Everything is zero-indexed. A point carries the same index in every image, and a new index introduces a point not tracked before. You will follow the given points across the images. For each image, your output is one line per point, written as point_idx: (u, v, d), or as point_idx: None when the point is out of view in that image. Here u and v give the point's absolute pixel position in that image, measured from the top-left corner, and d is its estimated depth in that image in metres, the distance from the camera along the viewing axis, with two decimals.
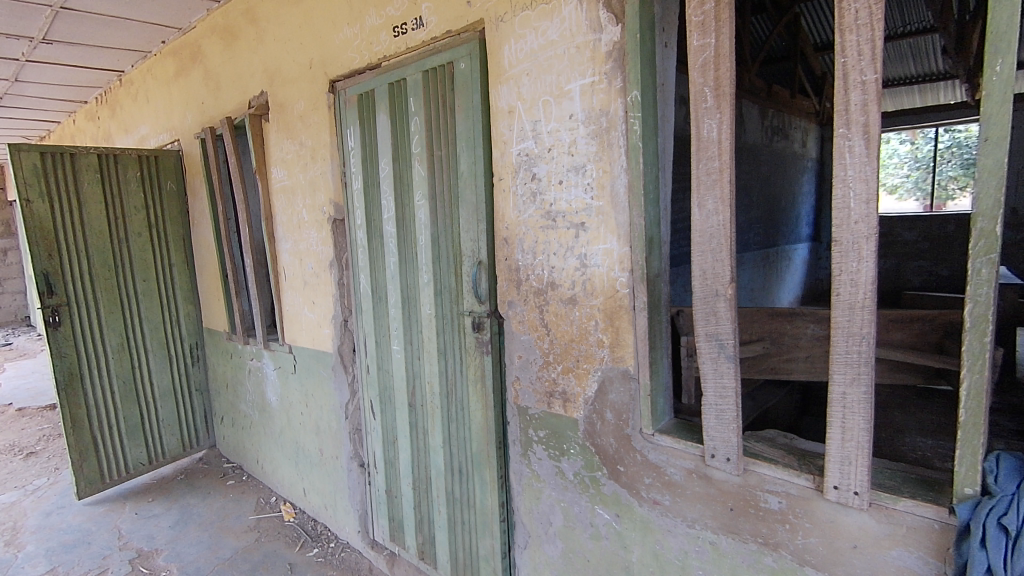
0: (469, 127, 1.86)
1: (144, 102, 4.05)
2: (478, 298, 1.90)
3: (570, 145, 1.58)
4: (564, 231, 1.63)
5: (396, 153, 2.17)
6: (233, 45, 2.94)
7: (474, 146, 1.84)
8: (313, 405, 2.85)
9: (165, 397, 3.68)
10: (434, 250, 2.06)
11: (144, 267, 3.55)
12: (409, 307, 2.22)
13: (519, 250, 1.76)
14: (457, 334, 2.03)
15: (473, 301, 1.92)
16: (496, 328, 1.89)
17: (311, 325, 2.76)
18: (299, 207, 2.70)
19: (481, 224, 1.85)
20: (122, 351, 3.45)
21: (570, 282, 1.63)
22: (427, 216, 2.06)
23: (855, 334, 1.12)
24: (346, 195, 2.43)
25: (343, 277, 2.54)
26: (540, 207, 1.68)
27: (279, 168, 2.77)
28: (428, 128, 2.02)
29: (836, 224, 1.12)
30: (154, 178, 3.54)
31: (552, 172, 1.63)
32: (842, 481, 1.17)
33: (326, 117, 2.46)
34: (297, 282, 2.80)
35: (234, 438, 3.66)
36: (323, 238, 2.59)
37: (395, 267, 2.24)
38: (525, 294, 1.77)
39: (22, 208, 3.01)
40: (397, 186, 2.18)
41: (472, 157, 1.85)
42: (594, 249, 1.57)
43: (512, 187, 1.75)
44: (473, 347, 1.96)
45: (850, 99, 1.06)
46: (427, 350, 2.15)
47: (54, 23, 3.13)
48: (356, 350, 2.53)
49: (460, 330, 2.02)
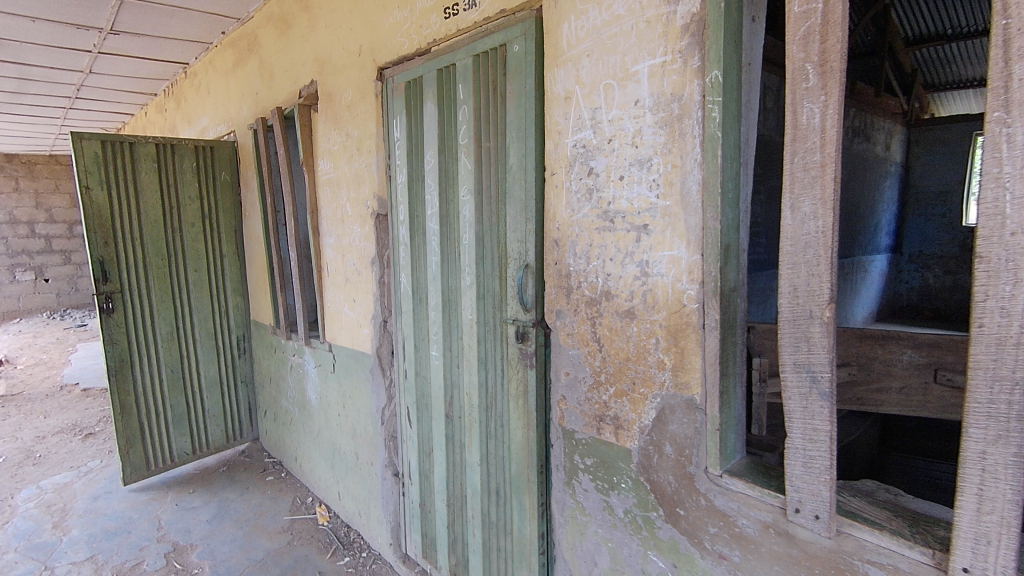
0: (521, 116, 1.68)
1: (205, 94, 4.10)
2: (523, 306, 1.72)
3: (636, 135, 1.37)
4: (621, 234, 1.42)
5: (442, 144, 2.01)
6: (287, 34, 2.88)
7: (525, 137, 1.67)
8: (351, 406, 2.75)
9: (211, 387, 3.69)
10: (478, 250, 1.90)
11: (196, 257, 3.56)
12: (450, 311, 2.06)
13: (571, 254, 1.56)
14: (500, 343, 1.86)
15: (518, 309, 1.75)
16: (540, 338, 1.70)
17: (351, 323, 2.65)
18: (343, 200, 2.60)
19: (530, 223, 1.67)
20: (171, 339, 3.48)
21: (629, 292, 1.42)
22: (472, 213, 1.90)
23: (1005, 377, 0.86)
24: (391, 189, 2.30)
25: (384, 275, 2.41)
26: (596, 207, 1.48)
27: (326, 159, 2.68)
28: (477, 117, 1.86)
29: (982, 236, 0.87)
30: (208, 169, 3.56)
31: (613, 167, 1.42)
32: (976, 564, 0.91)
33: (372, 107, 2.34)
34: (339, 278, 2.70)
35: (276, 433, 3.63)
36: (366, 234, 2.48)
37: (436, 267, 2.09)
38: (574, 304, 1.58)
39: (82, 195, 3.07)
40: (442, 179, 2.03)
41: (523, 149, 1.68)
42: (657, 256, 1.35)
43: (566, 183, 1.55)
44: (517, 359, 1.78)
45: (1013, 73, 0.81)
46: (467, 358, 1.99)
47: (120, 14, 3.18)
48: (395, 353, 2.40)
49: (504, 339, 1.84)
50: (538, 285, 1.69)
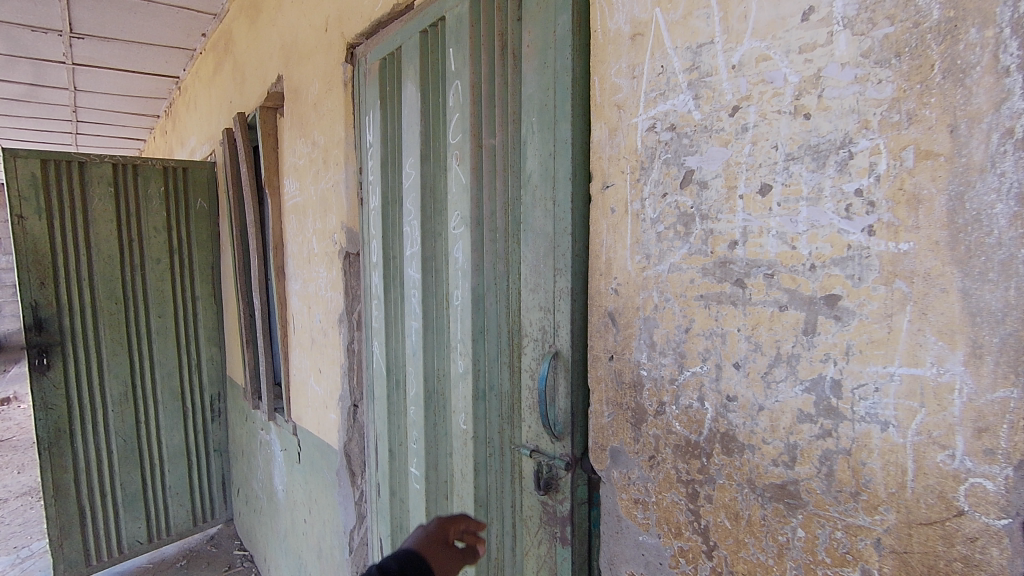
0: (545, 82, 0.92)
1: (193, 110, 3.56)
2: (549, 429, 0.94)
3: (809, 91, 0.58)
4: (766, 314, 0.63)
5: (426, 146, 1.28)
6: (256, 22, 2.25)
7: (554, 123, 0.91)
8: (316, 515, 1.99)
9: (175, 458, 3.02)
10: (476, 317, 1.12)
11: (160, 301, 2.93)
12: (435, 408, 1.30)
13: (642, 344, 0.78)
14: (510, 480, 1.07)
15: (542, 431, 0.96)
16: (579, 485, 0.91)
17: (316, 403, 1.91)
18: (309, 232, 1.90)
19: (561, 279, 0.91)
20: (125, 401, 2.85)
21: (784, 447, 0.63)
22: (466, 255, 1.14)
23: None
24: (362, 216, 1.58)
25: (353, 340, 1.67)
26: (702, 251, 0.69)
27: (292, 179, 2.00)
28: (476, 97, 1.11)
29: None
30: (180, 194, 2.96)
31: (744, 168, 0.64)
32: None
33: (340, 101, 1.65)
34: (304, 338, 1.98)
35: (247, 520, 2.91)
36: (333, 279, 1.75)
37: (416, 338, 1.33)
38: (650, 446, 0.78)
39: (13, 226, 2.50)
40: (426, 201, 1.28)
41: (550, 144, 0.92)
42: (868, 374, 0.56)
43: (633, 203, 0.78)
44: (538, 519, 0.99)
45: None
46: (459, 491, 1.21)
47: (73, 11, 2.64)
48: (366, 455, 1.64)
49: (517, 474, 1.06)
50: (577, 393, 0.90)
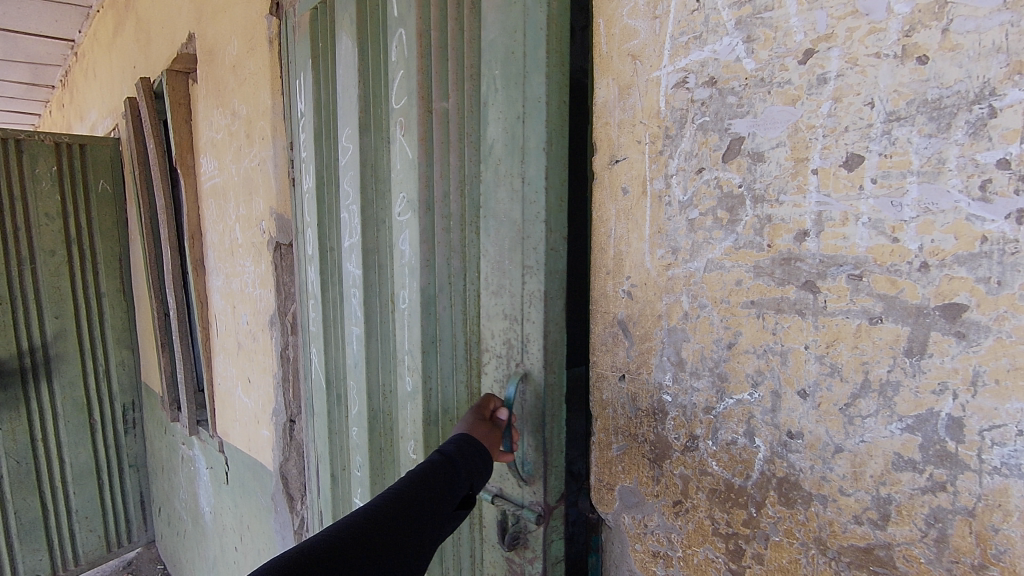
0: (511, 24, 0.73)
1: (93, 79, 3.11)
2: (518, 471, 0.76)
3: (927, 27, 0.42)
4: (850, 328, 0.48)
5: (365, 114, 1.05)
6: None
7: (523, 77, 0.72)
8: (249, 543, 1.75)
9: (82, 478, 2.66)
10: (426, 325, 0.93)
11: (56, 299, 2.53)
12: (382, 431, 1.09)
13: (665, 363, 0.62)
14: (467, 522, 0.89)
15: (507, 473, 0.79)
16: (557, 540, 0.76)
17: (246, 416, 1.66)
18: (232, 219, 1.63)
19: (534, 280, 0.73)
20: (15, 416, 2.46)
21: (871, 502, 0.48)
22: (414, 249, 0.94)
23: None
24: (295, 200, 1.33)
25: (287, 347, 1.43)
26: (755, 245, 0.53)
27: (209, 156, 1.72)
28: (423, 49, 0.90)
29: None
30: (77, 175, 2.56)
31: (820, 134, 0.48)
32: None
33: (265, 63, 1.38)
34: (229, 342, 1.72)
35: (170, 542, 2.60)
36: (261, 275, 1.50)
37: (357, 347, 1.12)
38: (676, 490, 0.62)
39: None
40: (367, 181, 1.06)
41: (517, 106, 0.73)
42: (1008, 413, 0.41)
43: (655, 181, 0.61)
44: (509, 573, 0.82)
45: None
46: None
47: None
48: (305, 479, 1.42)
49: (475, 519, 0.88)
50: (551, 428, 0.74)
